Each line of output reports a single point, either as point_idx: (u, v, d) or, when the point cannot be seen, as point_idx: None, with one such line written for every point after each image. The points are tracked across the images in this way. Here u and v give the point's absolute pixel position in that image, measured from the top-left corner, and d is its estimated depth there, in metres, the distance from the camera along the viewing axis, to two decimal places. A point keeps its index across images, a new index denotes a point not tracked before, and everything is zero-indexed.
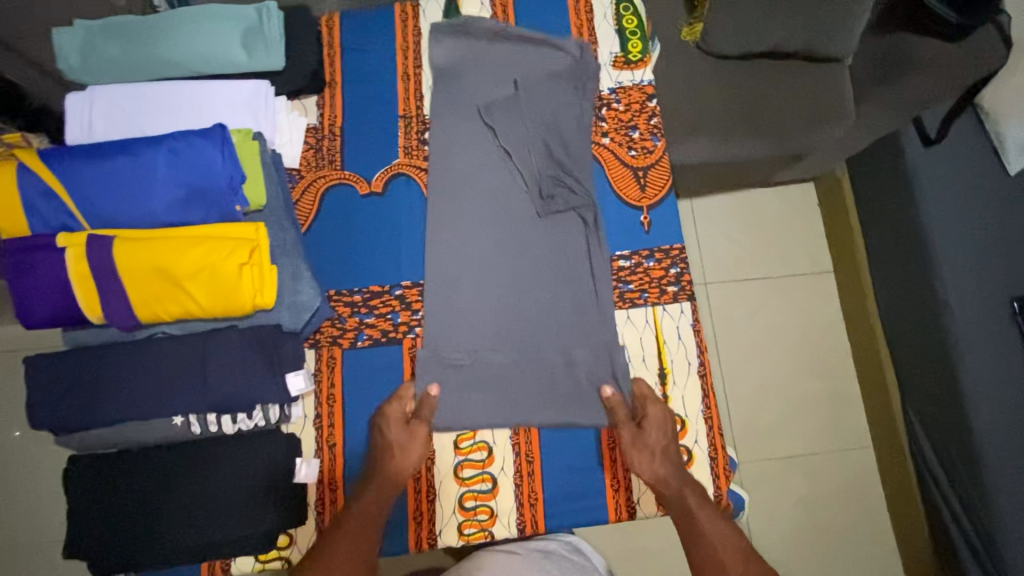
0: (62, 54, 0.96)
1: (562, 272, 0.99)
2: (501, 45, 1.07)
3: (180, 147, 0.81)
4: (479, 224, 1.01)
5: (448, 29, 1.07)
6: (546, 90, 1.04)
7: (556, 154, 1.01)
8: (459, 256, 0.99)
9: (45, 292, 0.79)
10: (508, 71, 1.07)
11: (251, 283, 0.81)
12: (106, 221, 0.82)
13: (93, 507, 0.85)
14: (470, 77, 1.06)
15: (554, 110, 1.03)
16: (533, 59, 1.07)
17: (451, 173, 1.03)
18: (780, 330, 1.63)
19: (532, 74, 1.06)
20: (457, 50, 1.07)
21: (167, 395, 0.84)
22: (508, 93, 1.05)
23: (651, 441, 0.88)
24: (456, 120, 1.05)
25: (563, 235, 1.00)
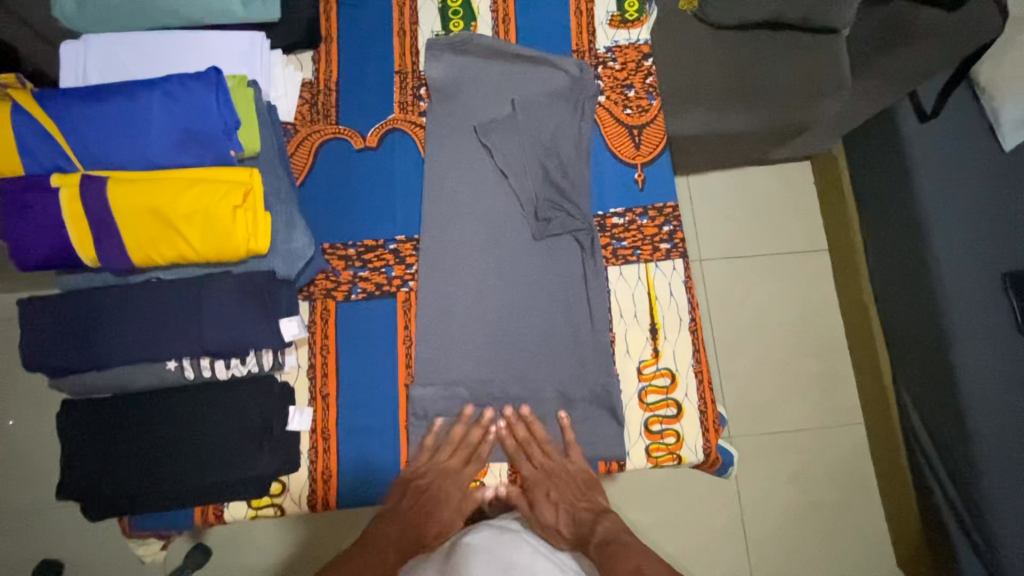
0: (58, 2, 0.96)
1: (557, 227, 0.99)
2: (499, 62, 1.05)
3: (174, 90, 0.81)
4: (472, 180, 1.01)
5: (445, 46, 1.04)
6: (544, 103, 1.01)
7: (554, 177, 0.99)
8: (453, 211, 1.00)
9: (39, 232, 0.79)
10: (506, 91, 1.04)
11: (244, 227, 0.81)
12: (101, 163, 0.82)
13: (86, 450, 0.86)
14: (467, 95, 1.04)
15: (554, 127, 1.00)
16: (531, 81, 1.04)
17: (446, 129, 1.02)
18: (773, 307, 1.64)
19: (530, 94, 1.03)
20: (454, 69, 1.04)
21: (160, 339, 0.84)
22: (506, 113, 1.03)
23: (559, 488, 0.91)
24: (452, 138, 1.02)
25: (560, 258, 0.99)
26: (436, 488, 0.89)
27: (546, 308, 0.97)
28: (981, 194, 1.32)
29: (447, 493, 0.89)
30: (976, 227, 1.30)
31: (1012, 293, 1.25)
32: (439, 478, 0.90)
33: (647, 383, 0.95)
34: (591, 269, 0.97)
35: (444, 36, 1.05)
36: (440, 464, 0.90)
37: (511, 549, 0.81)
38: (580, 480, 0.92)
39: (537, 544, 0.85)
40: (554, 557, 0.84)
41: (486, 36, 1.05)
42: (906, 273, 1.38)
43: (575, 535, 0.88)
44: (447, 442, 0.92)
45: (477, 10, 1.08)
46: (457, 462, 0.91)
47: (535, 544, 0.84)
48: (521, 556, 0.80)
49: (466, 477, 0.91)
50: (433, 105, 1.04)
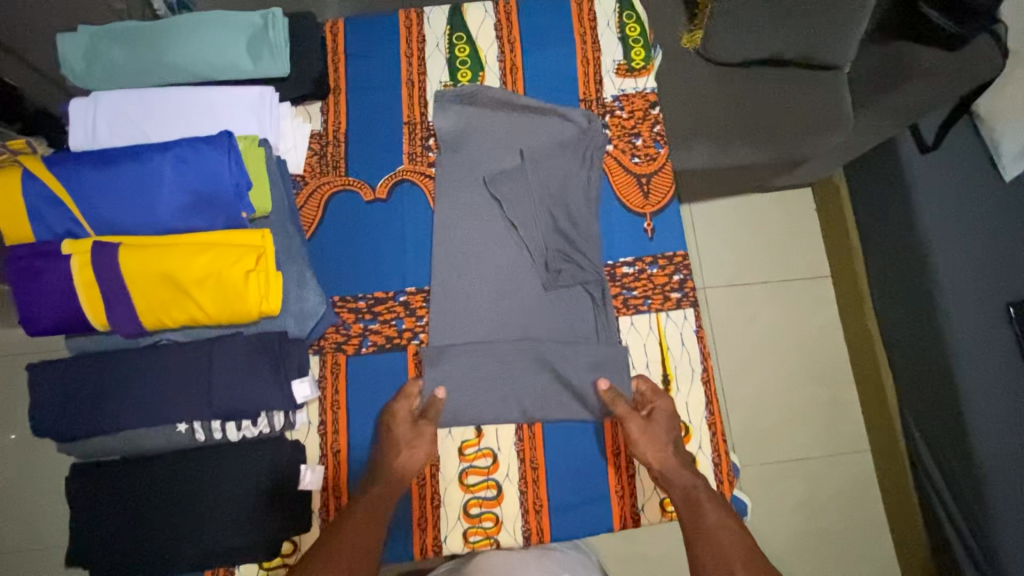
0: (67, 60, 0.96)
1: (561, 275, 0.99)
2: (507, 112, 1.05)
3: (187, 153, 0.81)
4: (481, 230, 1.01)
5: (454, 98, 1.05)
6: (552, 153, 1.02)
7: (562, 227, 0.99)
8: (463, 261, 1.00)
9: (49, 299, 0.79)
10: (514, 139, 1.04)
11: (257, 290, 0.80)
12: (112, 227, 0.82)
13: (95, 515, 0.85)
14: (477, 145, 1.04)
15: (560, 175, 1.01)
16: (538, 130, 1.04)
17: (455, 180, 1.03)
18: (779, 338, 1.63)
19: (539, 144, 1.03)
20: (463, 121, 1.05)
21: (171, 403, 0.83)
22: (515, 163, 1.03)
23: (658, 435, 0.89)
24: (461, 189, 1.02)
25: (570, 310, 0.99)
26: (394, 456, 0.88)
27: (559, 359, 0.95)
28: (987, 229, 1.32)
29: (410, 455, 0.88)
30: (982, 262, 1.30)
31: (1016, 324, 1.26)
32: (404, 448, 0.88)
33: None
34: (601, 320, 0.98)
35: (452, 87, 1.05)
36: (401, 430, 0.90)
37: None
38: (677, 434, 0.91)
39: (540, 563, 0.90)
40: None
41: (494, 87, 1.06)
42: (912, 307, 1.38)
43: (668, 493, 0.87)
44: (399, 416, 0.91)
45: (484, 59, 1.09)
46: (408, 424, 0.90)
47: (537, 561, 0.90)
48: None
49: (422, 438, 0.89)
50: (442, 155, 1.04)
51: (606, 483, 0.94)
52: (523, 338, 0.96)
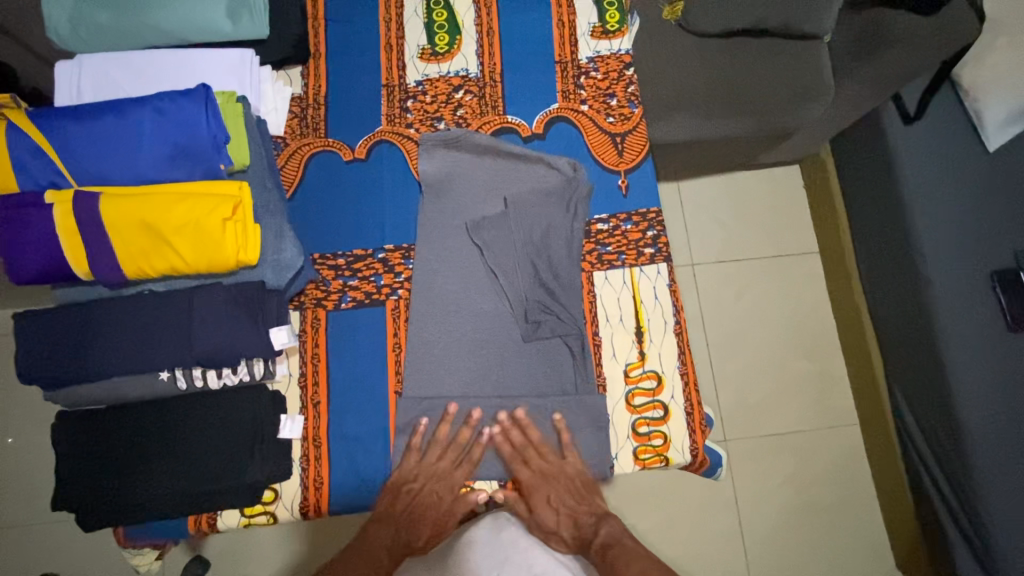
0: (52, 23, 0.98)
1: (526, 270, 0.98)
2: (491, 159, 1.04)
3: (165, 106, 0.83)
4: (462, 275, 1.00)
5: (440, 143, 1.03)
6: (535, 206, 0.99)
7: (544, 280, 0.97)
8: (438, 235, 1.01)
9: (33, 247, 0.81)
10: (498, 188, 1.03)
11: (234, 239, 0.83)
12: (94, 179, 0.84)
13: (81, 459, 0.87)
14: (461, 191, 1.03)
15: (541, 225, 0.99)
16: (523, 177, 1.03)
17: (438, 211, 1.02)
18: (765, 312, 1.65)
19: (522, 192, 1.02)
20: (448, 165, 1.03)
21: (153, 351, 0.86)
22: (497, 212, 1.02)
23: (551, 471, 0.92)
24: (442, 236, 1.01)
25: (548, 362, 0.98)
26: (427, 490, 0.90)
27: (534, 312, 0.97)
28: (966, 190, 1.32)
29: (437, 497, 0.90)
30: (961, 225, 1.30)
31: (998, 290, 1.25)
32: (434, 481, 0.91)
33: (633, 386, 0.97)
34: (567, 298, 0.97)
35: (438, 131, 1.04)
36: (435, 464, 0.91)
37: (510, 549, 0.88)
38: (577, 482, 0.92)
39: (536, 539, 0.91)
40: (553, 551, 0.90)
41: (480, 133, 1.04)
42: (894, 271, 1.39)
43: (575, 537, 0.90)
44: (439, 443, 0.92)
45: (461, 23, 1.11)
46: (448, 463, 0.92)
47: (535, 540, 0.90)
48: (519, 553, 0.88)
49: (456, 481, 0.91)
50: (426, 201, 1.02)
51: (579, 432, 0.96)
52: (498, 357, 0.97)
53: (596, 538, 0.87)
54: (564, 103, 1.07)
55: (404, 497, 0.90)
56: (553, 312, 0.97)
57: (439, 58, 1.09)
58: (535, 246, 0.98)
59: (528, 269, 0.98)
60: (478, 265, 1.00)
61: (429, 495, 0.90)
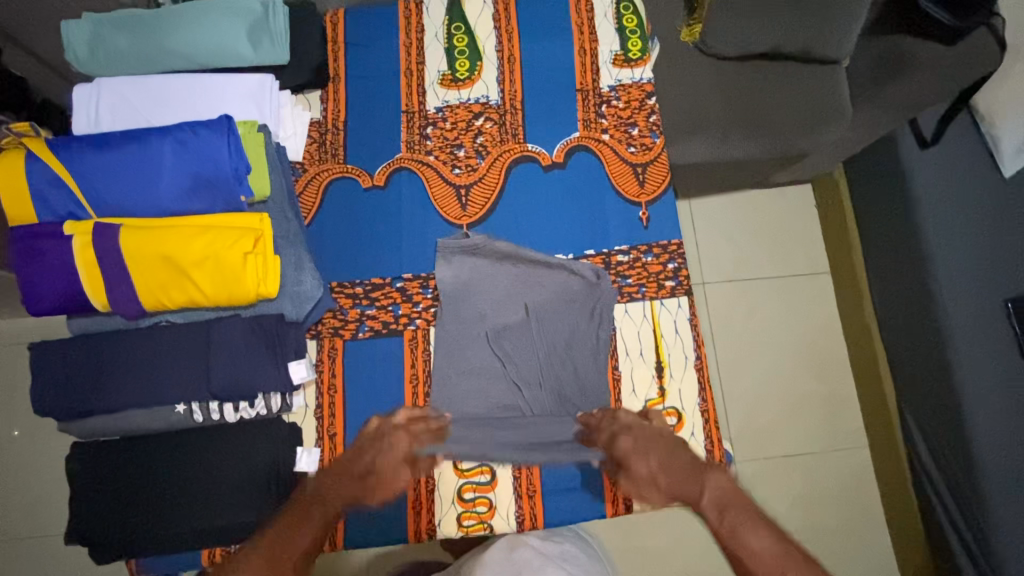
0: (71, 47, 0.98)
1: (550, 383, 0.96)
2: (511, 264, 1.00)
3: (186, 137, 0.82)
4: (484, 389, 0.96)
5: (458, 248, 1.00)
6: (559, 315, 0.99)
7: (569, 392, 0.96)
8: (461, 346, 0.97)
9: (51, 279, 0.80)
10: (519, 291, 1.00)
11: (255, 272, 0.82)
12: (113, 210, 0.83)
13: (94, 491, 0.86)
14: (479, 297, 0.99)
15: (565, 331, 0.98)
16: (544, 283, 1.00)
17: (458, 319, 0.98)
18: (778, 338, 1.63)
19: (544, 298, 1.00)
20: (466, 270, 0.99)
21: (170, 384, 0.84)
22: (519, 318, 0.99)
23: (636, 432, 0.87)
24: (463, 345, 0.97)
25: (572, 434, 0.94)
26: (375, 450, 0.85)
27: (558, 377, 0.96)
28: (985, 219, 1.30)
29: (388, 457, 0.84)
30: (979, 254, 1.28)
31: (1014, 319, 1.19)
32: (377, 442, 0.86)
33: None
34: (587, 379, 0.96)
35: (455, 235, 1.01)
36: (381, 430, 0.88)
37: (523, 566, 0.84)
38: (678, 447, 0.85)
39: (550, 558, 0.88)
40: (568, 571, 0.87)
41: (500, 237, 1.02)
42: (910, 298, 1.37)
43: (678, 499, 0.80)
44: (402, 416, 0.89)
45: (482, 50, 1.10)
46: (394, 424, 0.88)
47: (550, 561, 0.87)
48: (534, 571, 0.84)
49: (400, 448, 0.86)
50: (443, 308, 0.98)
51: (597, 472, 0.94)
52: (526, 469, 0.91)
53: (703, 496, 0.76)
54: (585, 131, 1.06)
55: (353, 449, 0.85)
56: (574, 367, 0.97)
57: (460, 84, 1.08)
58: (557, 358, 0.97)
59: (551, 381, 0.96)
60: (501, 372, 0.97)
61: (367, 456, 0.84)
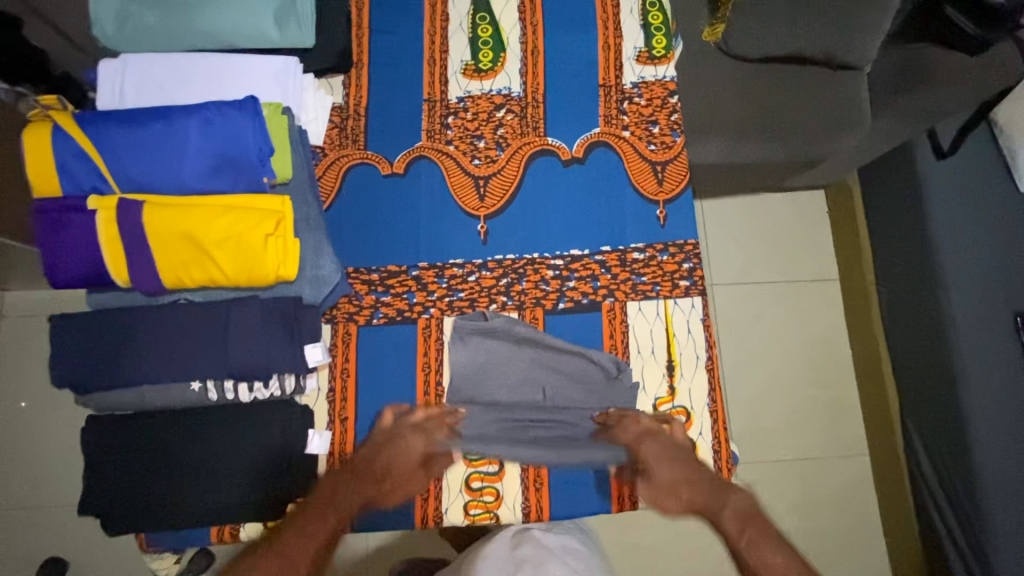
0: (97, 21, 0.96)
1: (564, 441, 0.95)
2: (529, 348, 0.97)
3: (212, 116, 0.82)
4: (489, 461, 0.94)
5: (472, 330, 0.96)
6: (575, 404, 0.96)
7: None
8: (478, 395, 0.96)
9: (76, 253, 0.80)
10: (537, 376, 0.97)
11: (276, 254, 0.82)
12: (137, 186, 0.83)
13: (110, 465, 0.87)
14: (494, 382, 0.96)
15: (579, 421, 0.95)
16: (563, 372, 0.97)
17: (469, 395, 0.96)
18: (784, 343, 1.61)
19: (563, 384, 0.97)
20: (482, 352, 0.97)
21: (188, 363, 0.85)
22: (533, 403, 0.96)
23: (660, 447, 0.87)
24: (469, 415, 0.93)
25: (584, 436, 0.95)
26: (390, 454, 0.85)
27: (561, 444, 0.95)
28: (1000, 233, 1.29)
29: (403, 455, 0.85)
30: (995, 269, 1.27)
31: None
32: (394, 443, 0.86)
33: None
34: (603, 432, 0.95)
35: (472, 316, 0.97)
36: (413, 423, 0.88)
37: (524, 560, 0.85)
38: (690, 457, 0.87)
39: (551, 551, 0.88)
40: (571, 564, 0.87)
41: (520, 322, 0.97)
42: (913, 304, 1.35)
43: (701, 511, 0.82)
44: (420, 414, 0.89)
45: (506, 40, 1.10)
46: (434, 429, 0.88)
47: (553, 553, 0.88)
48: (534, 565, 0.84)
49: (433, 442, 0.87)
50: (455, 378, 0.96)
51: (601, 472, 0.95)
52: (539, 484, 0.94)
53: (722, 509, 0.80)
54: (605, 127, 1.06)
55: (377, 442, 0.86)
56: None
57: (482, 74, 1.08)
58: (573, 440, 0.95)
59: (567, 446, 0.95)
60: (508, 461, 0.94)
61: (398, 447, 0.85)
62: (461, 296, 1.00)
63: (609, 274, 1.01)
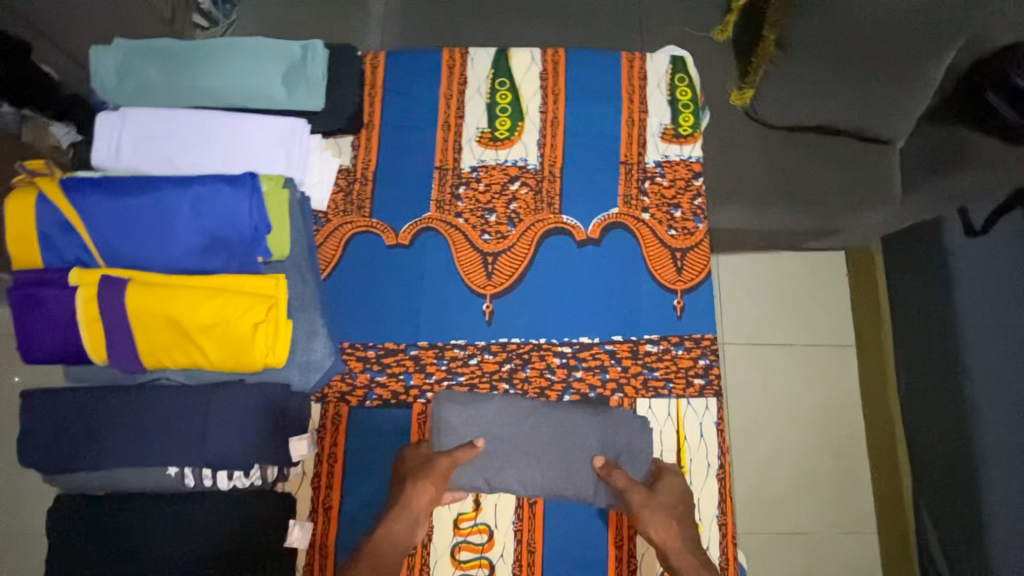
0: (97, 74, 0.93)
1: (560, 547, 0.89)
2: (512, 422, 0.91)
3: (208, 192, 0.78)
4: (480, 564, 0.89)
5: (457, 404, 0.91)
6: (557, 486, 0.89)
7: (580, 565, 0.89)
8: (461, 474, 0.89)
9: (52, 331, 0.75)
10: (520, 447, 0.90)
11: (264, 342, 0.77)
12: (125, 261, 0.79)
13: (70, 554, 0.80)
14: (480, 460, 0.89)
15: (577, 526, 0.90)
16: (550, 449, 0.90)
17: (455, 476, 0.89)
18: (798, 418, 1.21)
19: (549, 460, 0.90)
20: (467, 428, 0.90)
21: (161, 450, 0.79)
22: (519, 481, 0.89)
23: (662, 508, 0.84)
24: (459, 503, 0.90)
25: (582, 544, 0.89)
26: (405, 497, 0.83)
27: (557, 494, 0.89)
28: None
29: (414, 494, 0.83)
30: None
31: None
32: (411, 478, 0.84)
33: None
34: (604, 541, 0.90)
35: (455, 394, 0.91)
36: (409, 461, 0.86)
37: None
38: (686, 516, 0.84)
39: None
40: None
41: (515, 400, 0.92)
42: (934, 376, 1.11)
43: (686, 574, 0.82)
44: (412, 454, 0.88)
45: (525, 109, 1.05)
46: (420, 463, 0.86)
47: None
48: None
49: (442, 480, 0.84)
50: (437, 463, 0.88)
51: (606, 534, 0.90)
52: None
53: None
54: (624, 209, 1.01)
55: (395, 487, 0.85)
56: (587, 556, 0.89)
57: (499, 143, 1.03)
58: (571, 546, 0.89)
59: (564, 553, 0.89)
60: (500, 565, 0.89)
61: (410, 494, 0.83)
62: (459, 381, 0.94)
63: (619, 366, 0.95)
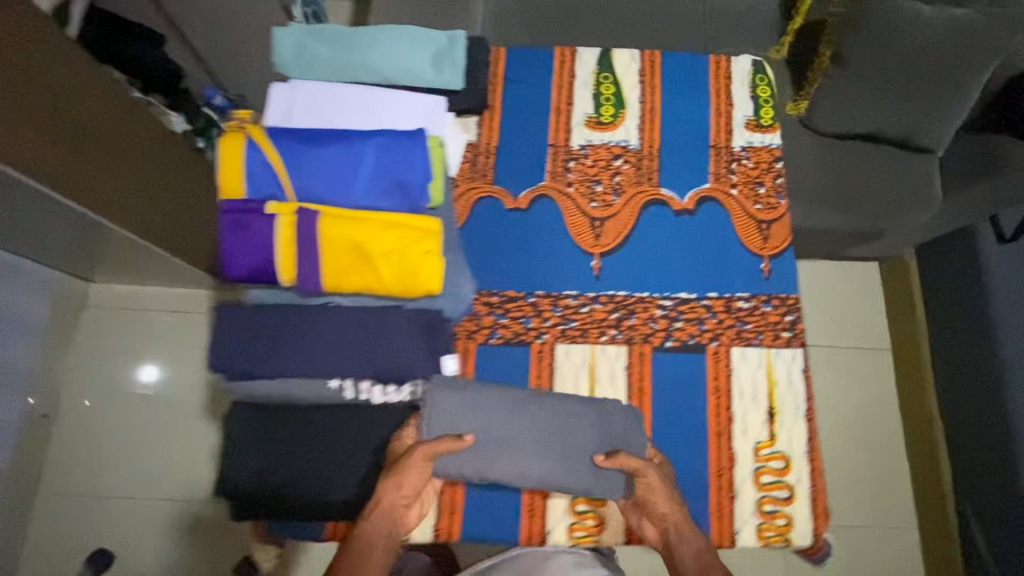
0: (278, 49, 1.10)
1: None
2: (513, 413, 0.91)
3: (389, 143, 0.92)
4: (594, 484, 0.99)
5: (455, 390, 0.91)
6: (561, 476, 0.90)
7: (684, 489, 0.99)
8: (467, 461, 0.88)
9: (254, 250, 0.89)
10: (524, 439, 0.90)
11: (430, 270, 0.90)
12: (313, 197, 0.92)
13: (247, 451, 0.92)
14: (479, 448, 0.89)
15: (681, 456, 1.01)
16: (556, 441, 0.91)
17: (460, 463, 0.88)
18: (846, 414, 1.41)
19: (553, 453, 0.91)
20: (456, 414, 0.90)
21: (334, 361, 0.91)
22: (524, 472, 0.90)
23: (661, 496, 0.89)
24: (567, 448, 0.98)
25: (685, 471, 1.00)
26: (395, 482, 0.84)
27: (560, 486, 0.90)
28: None
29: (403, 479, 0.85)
30: None
31: None
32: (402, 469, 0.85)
33: (762, 464, 1.00)
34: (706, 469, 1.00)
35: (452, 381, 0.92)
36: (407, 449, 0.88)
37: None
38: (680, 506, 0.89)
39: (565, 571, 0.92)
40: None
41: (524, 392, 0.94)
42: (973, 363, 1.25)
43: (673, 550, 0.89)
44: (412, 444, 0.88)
45: (627, 99, 1.21)
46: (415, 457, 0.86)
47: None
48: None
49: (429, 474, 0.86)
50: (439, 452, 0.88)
51: (705, 469, 1.00)
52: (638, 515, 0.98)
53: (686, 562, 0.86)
54: (716, 184, 1.15)
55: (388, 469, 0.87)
56: (689, 482, 1.00)
57: (604, 126, 1.19)
58: (675, 473, 1.00)
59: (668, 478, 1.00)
60: None
61: (397, 479, 0.84)
62: (574, 326, 1.07)
63: (715, 318, 1.07)
